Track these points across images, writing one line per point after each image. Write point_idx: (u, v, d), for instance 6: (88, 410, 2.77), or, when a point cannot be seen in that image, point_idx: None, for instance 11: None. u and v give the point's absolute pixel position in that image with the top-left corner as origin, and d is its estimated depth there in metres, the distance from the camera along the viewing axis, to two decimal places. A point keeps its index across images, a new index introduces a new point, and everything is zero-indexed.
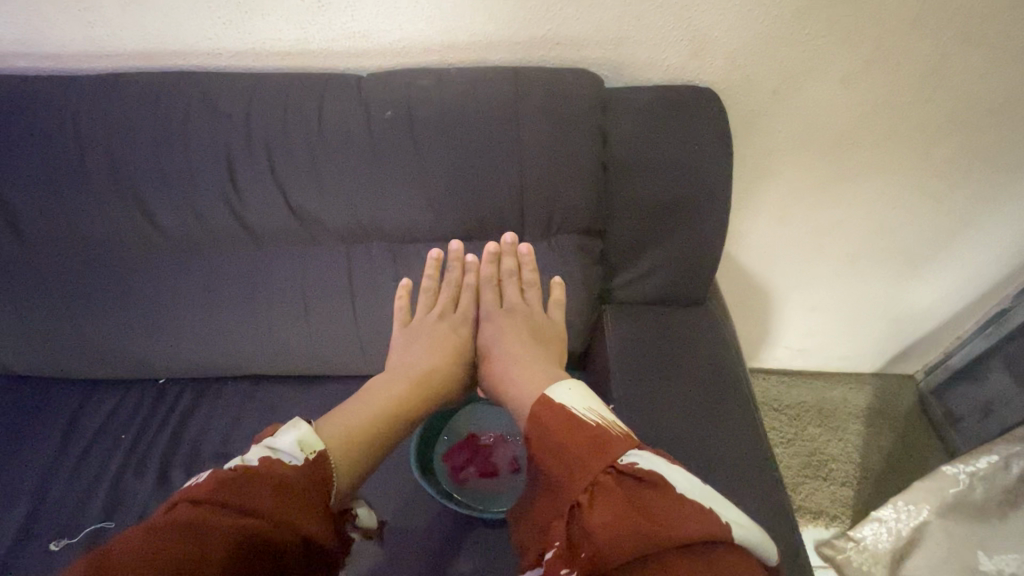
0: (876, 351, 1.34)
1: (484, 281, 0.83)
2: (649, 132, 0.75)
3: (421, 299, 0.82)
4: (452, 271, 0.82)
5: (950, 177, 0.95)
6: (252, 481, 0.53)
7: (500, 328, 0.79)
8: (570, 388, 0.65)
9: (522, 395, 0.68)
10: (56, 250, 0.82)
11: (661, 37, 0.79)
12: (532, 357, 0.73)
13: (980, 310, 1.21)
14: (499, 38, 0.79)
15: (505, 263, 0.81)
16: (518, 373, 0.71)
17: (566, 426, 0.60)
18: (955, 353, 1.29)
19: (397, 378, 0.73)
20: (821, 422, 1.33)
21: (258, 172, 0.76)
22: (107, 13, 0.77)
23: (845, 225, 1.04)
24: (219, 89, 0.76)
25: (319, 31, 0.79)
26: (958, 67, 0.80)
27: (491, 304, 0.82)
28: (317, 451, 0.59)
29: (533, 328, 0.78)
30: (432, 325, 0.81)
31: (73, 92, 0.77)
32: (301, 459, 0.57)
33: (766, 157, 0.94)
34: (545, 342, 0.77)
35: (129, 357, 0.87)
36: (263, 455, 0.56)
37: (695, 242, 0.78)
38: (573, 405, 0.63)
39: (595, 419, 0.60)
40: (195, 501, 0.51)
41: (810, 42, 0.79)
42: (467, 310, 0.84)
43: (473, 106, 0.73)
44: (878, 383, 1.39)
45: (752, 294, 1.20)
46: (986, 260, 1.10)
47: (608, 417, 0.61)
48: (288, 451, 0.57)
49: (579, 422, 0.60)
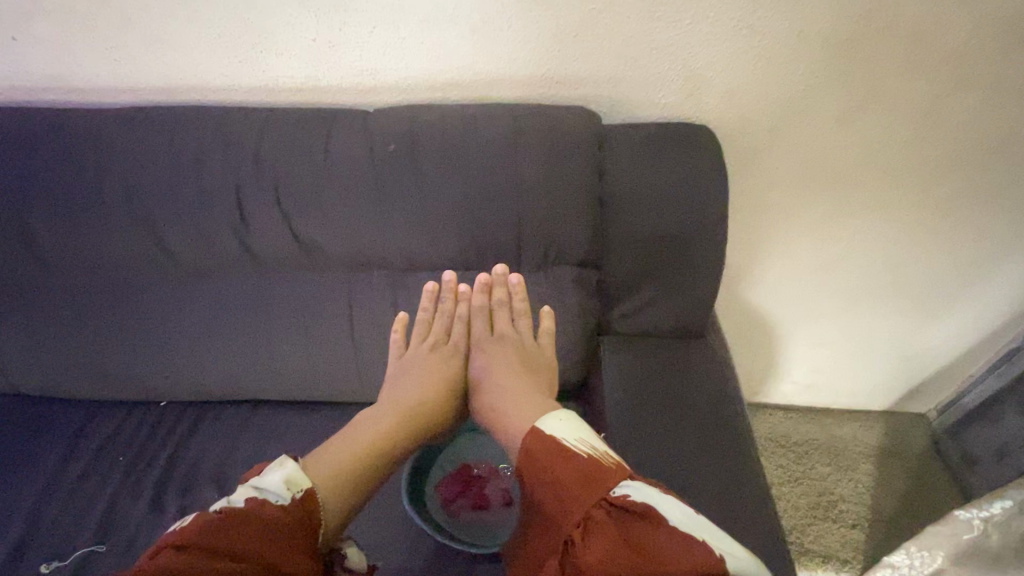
0: (886, 389, 1.31)
1: (476, 311, 0.83)
2: (645, 168, 0.77)
3: (412, 329, 0.82)
4: (446, 303, 0.83)
5: (952, 214, 0.95)
6: (239, 524, 0.53)
7: (490, 359, 0.79)
8: (561, 419, 0.65)
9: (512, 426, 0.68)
10: (69, 274, 0.84)
11: (658, 77, 0.81)
12: (522, 387, 0.72)
13: (992, 349, 1.19)
14: (501, 77, 0.82)
15: (495, 294, 0.82)
16: (509, 405, 0.71)
17: (557, 458, 0.60)
18: (968, 393, 1.25)
19: (387, 412, 0.73)
20: (830, 461, 1.30)
21: (265, 202, 0.78)
22: (132, 52, 0.82)
23: (847, 261, 1.03)
24: (232, 122, 0.80)
25: (330, 70, 0.82)
26: (953, 108, 0.82)
27: (481, 334, 0.82)
28: (305, 490, 0.59)
29: (522, 357, 0.78)
30: (424, 356, 0.80)
31: (95, 124, 0.81)
32: (287, 499, 0.57)
33: (765, 193, 0.95)
34: (535, 371, 0.76)
35: (133, 379, 0.89)
36: (249, 496, 0.56)
37: (691, 276, 0.78)
38: (564, 436, 0.62)
39: (585, 450, 0.60)
40: (180, 547, 0.50)
41: (804, 85, 0.81)
42: (459, 341, 0.83)
43: (473, 141, 0.76)
44: (890, 422, 1.35)
45: (755, 328, 1.19)
46: (996, 298, 1.08)
47: (600, 448, 0.60)
48: (274, 490, 0.57)
49: (571, 454, 0.60)
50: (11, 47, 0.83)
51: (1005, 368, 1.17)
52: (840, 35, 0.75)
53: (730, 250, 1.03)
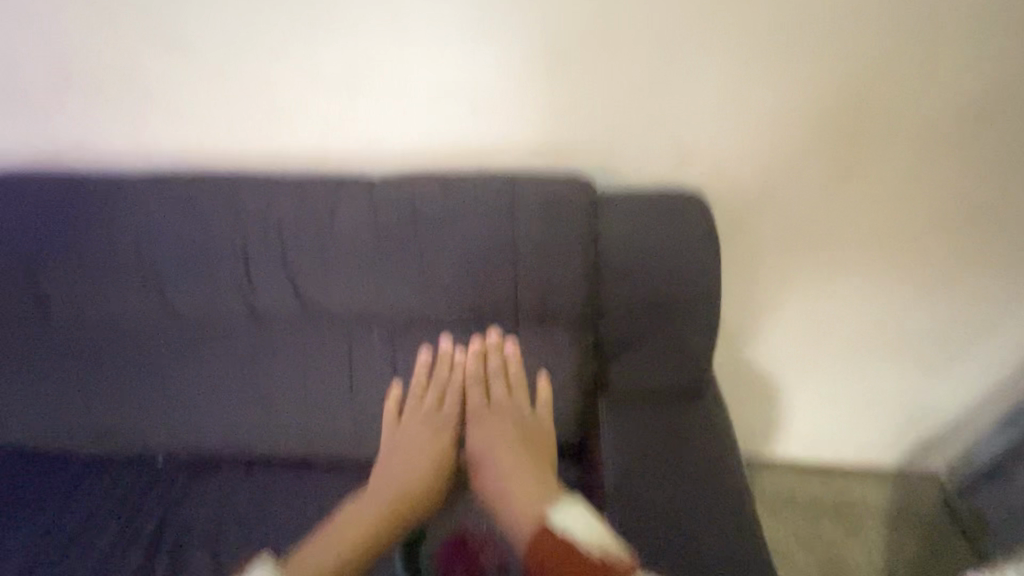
0: (896, 448, 1.28)
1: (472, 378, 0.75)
2: (638, 231, 0.79)
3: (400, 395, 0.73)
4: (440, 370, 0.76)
5: (942, 273, 0.97)
6: None
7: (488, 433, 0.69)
8: (571, 511, 0.57)
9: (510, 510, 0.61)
10: (77, 329, 0.86)
11: (649, 146, 0.86)
12: (525, 471, 0.63)
13: (995, 406, 1.18)
14: (500, 146, 0.87)
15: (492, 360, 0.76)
16: (511, 492, 0.61)
17: (565, 562, 0.51)
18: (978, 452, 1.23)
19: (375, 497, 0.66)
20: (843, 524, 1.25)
21: (271, 262, 0.81)
22: (154, 122, 0.88)
23: (843, 318, 1.04)
24: (244, 186, 0.84)
25: (339, 139, 0.87)
26: (930, 172, 0.87)
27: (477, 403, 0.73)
28: None
29: (522, 431, 0.69)
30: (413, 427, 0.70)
31: (112, 186, 0.85)
32: None
33: (760, 253, 0.97)
34: (539, 449, 0.68)
35: (133, 435, 0.89)
36: None
37: (686, 336, 0.80)
38: (568, 526, 0.55)
39: (596, 553, 0.52)
40: None
41: (787, 153, 0.86)
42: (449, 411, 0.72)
43: (472, 205, 0.79)
44: (901, 482, 1.32)
45: (755, 385, 1.18)
46: (999, 357, 1.08)
47: (610, 547, 0.53)
48: None
49: (578, 554, 0.52)
50: (44, 119, 0.89)
51: (1013, 427, 1.15)
52: (817, 107, 0.82)
53: (729, 308, 1.04)
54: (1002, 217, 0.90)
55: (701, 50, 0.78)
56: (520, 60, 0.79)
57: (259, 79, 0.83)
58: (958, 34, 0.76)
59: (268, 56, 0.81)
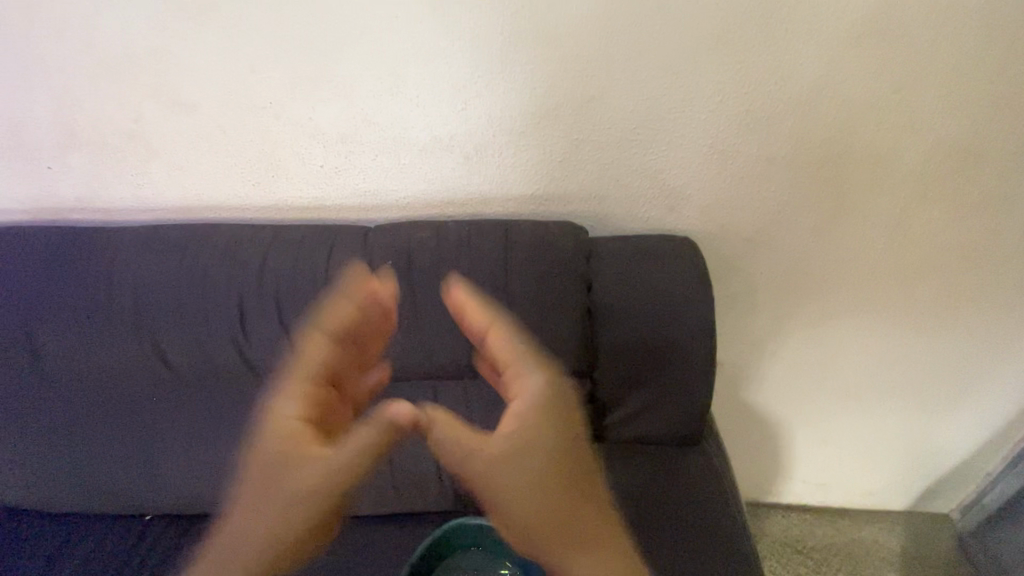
0: (903, 488, 1.25)
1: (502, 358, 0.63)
2: (632, 279, 0.80)
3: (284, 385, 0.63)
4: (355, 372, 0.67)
5: (939, 313, 0.96)
6: None
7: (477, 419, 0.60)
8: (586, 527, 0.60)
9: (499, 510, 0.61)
10: (69, 384, 0.86)
11: (640, 193, 0.87)
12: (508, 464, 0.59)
13: (1005, 446, 1.15)
14: (495, 195, 0.88)
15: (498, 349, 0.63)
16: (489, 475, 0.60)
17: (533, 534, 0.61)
18: (990, 493, 1.19)
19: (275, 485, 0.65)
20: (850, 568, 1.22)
21: (266, 314, 0.81)
22: (156, 176, 0.90)
23: (841, 358, 1.04)
24: (241, 238, 0.85)
25: (336, 189, 0.89)
26: (924, 218, 0.86)
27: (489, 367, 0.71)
28: None
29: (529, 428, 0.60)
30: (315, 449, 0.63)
31: (110, 240, 0.86)
32: None
33: (753, 295, 0.97)
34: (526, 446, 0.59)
35: (125, 491, 0.87)
36: None
37: (683, 384, 0.79)
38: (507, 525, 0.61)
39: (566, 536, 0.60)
40: None
41: (777, 200, 0.86)
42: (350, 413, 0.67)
43: (466, 255, 0.80)
44: (912, 525, 1.28)
45: (758, 426, 1.16)
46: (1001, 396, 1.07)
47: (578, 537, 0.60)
48: None
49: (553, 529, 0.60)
50: (47, 175, 0.91)
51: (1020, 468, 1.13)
52: (807, 155, 0.82)
53: (724, 350, 1.04)
54: (1000, 259, 0.89)
55: (688, 103, 0.78)
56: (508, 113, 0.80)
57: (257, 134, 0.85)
58: (944, 90, 0.75)
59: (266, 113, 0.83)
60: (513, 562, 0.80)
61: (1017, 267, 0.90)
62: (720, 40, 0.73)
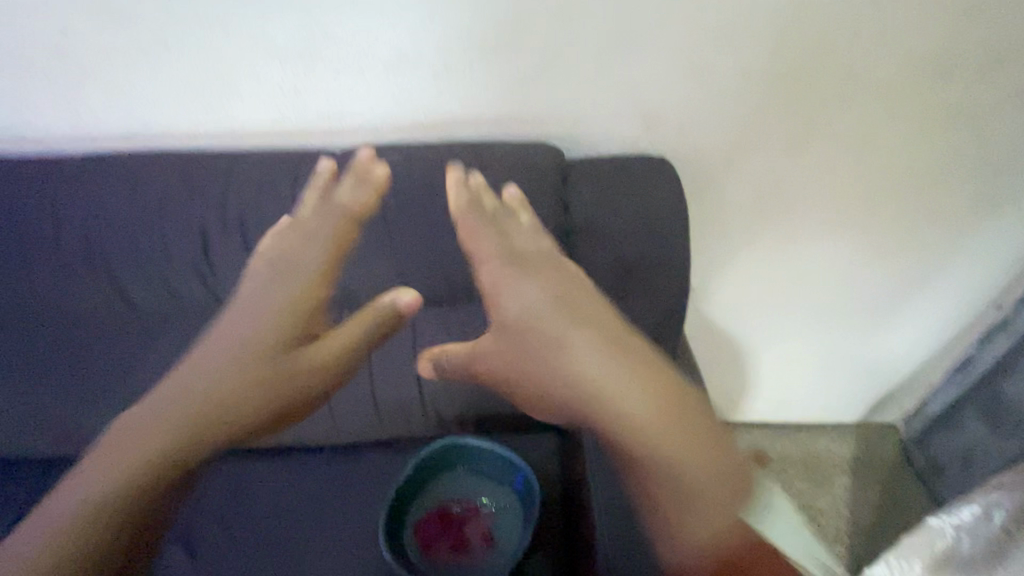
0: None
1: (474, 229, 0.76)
2: (608, 203, 0.82)
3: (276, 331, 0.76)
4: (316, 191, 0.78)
5: (897, 204, 0.96)
6: None
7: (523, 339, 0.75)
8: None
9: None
10: (27, 331, 0.82)
11: (615, 111, 0.86)
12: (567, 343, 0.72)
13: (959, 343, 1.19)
14: (470, 118, 0.87)
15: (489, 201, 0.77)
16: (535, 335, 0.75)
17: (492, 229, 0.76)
18: (971, 366, 1.17)
19: (168, 414, 0.71)
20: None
21: (232, 240, 0.80)
22: (89, 100, 0.85)
23: (804, 254, 1.04)
24: (195, 168, 0.82)
25: (296, 114, 0.86)
26: (886, 135, 0.88)
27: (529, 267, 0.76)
28: None
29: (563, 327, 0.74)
30: (262, 272, 0.76)
31: (55, 170, 0.82)
32: None
33: (722, 222, 1.00)
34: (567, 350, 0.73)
35: (69, 430, 0.83)
36: None
37: (658, 304, 0.83)
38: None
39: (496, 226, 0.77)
40: None
41: (750, 122, 0.87)
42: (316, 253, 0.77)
43: (437, 180, 0.80)
44: (855, 475, 1.31)
45: (724, 347, 1.22)
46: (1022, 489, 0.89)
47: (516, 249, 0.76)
48: None
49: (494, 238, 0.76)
50: None
51: (978, 401, 1.16)
52: (810, 28, 0.76)
53: (695, 258, 1.05)
54: (989, 112, 0.84)
55: (712, 120, 0.86)
56: (549, 135, 0.89)
57: (307, 135, 0.89)
58: (939, 120, 0.86)
59: (327, 117, 0.87)
60: (497, 490, 0.83)
61: (1010, 124, 0.86)
62: (790, 71, 0.81)
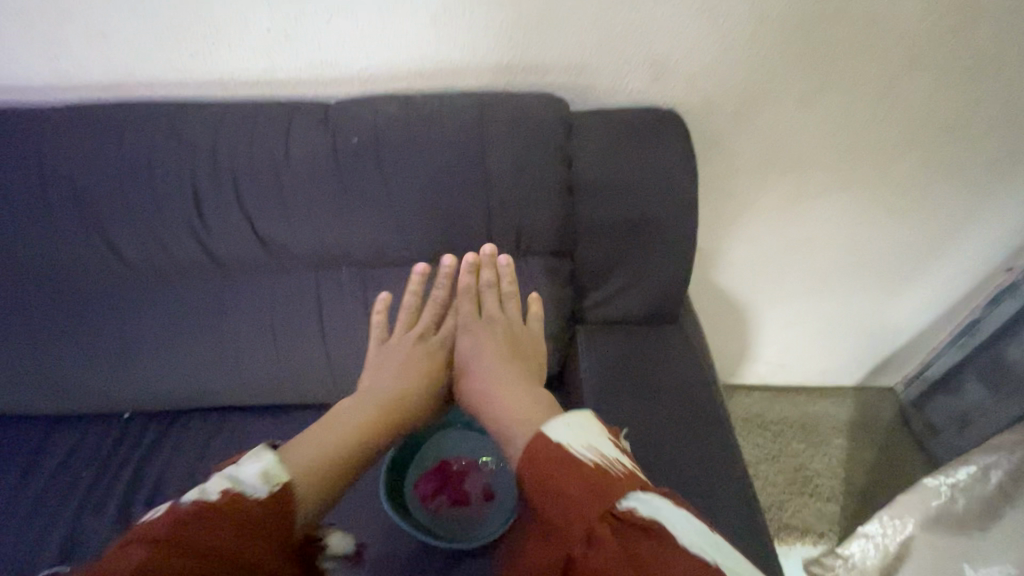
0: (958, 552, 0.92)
1: (461, 292, 0.78)
2: (614, 156, 0.78)
3: (499, 351, 0.71)
4: (439, 289, 0.79)
5: (914, 161, 0.93)
6: (207, 521, 0.46)
7: (477, 340, 0.73)
8: (569, 422, 0.57)
9: (221, 490, 0.49)
10: (21, 287, 0.80)
11: (623, 61, 0.82)
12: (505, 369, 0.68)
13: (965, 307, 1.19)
14: (470, 66, 0.83)
15: (483, 275, 0.77)
16: (484, 353, 0.71)
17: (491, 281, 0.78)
18: (978, 330, 1.16)
19: (369, 403, 0.68)
20: (845, 549, 1.06)
21: (223, 197, 0.77)
22: (71, 46, 0.81)
23: (814, 213, 1.01)
24: (185, 119, 0.79)
25: (288, 61, 0.82)
26: (907, 88, 0.84)
27: (503, 304, 0.77)
28: (283, 485, 0.52)
29: (510, 349, 0.72)
30: (405, 345, 0.76)
31: (40, 122, 0.79)
32: (265, 492, 0.51)
33: (730, 180, 0.97)
34: (518, 354, 0.72)
35: (74, 385, 0.84)
36: (224, 487, 0.49)
37: (664, 263, 0.81)
38: (241, 475, 0.51)
39: (478, 268, 0.78)
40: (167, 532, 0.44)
41: (764, 73, 0.83)
42: (448, 331, 0.78)
43: (437, 132, 0.77)
44: (851, 436, 1.32)
45: (727, 309, 1.21)
46: (1021, 448, 0.90)
47: (484, 278, 0.77)
48: (252, 483, 0.51)
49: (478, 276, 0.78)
50: None
51: (979, 364, 1.17)
52: None
53: (700, 216, 1.03)
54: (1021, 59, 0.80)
55: (726, 69, 0.82)
56: (554, 86, 0.85)
57: (301, 84, 0.85)
58: (964, 73, 0.82)
59: (321, 64, 0.83)
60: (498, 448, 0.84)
61: None
62: (811, 15, 0.76)
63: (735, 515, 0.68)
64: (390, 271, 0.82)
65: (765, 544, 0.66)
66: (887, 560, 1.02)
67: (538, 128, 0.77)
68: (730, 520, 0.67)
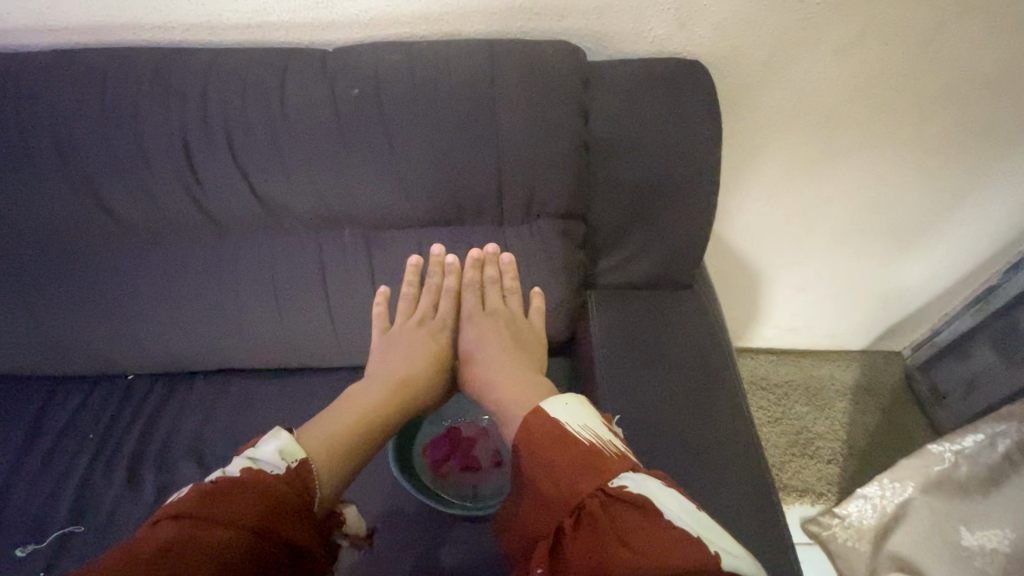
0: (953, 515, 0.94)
1: (466, 286, 0.81)
2: (634, 112, 0.74)
3: (503, 342, 0.75)
4: (433, 276, 0.81)
5: (950, 117, 0.88)
6: (224, 494, 0.51)
7: (482, 332, 0.78)
8: (567, 402, 0.59)
9: (240, 468, 0.54)
10: (14, 247, 0.78)
11: (646, 5, 0.75)
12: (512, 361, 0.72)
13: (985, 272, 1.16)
14: (478, 9, 0.76)
15: (487, 271, 0.80)
16: (489, 343, 0.76)
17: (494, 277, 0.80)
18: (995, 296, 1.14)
19: (377, 383, 0.72)
20: (842, 509, 1.08)
21: (217, 153, 0.73)
22: None
23: (837, 173, 0.97)
24: (172, 66, 0.73)
25: (280, 2, 0.75)
26: (952, 38, 0.77)
27: (507, 298, 0.80)
28: (300, 460, 0.57)
29: (514, 341, 0.76)
30: (408, 330, 0.79)
31: (16, 70, 0.73)
32: (283, 469, 0.55)
33: (753, 137, 0.92)
34: (522, 346, 0.75)
35: (75, 347, 0.83)
36: (243, 466, 0.54)
37: (682, 225, 0.77)
38: (259, 455, 0.56)
39: (483, 265, 0.80)
40: (182, 510, 0.49)
41: (798, 19, 0.76)
42: (449, 317, 0.82)
43: (443, 83, 0.71)
44: (855, 399, 1.33)
45: (739, 272, 1.19)
46: None
47: (489, 274, 0.80)
48: (270, 461, 0.55)
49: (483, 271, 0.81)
50: None
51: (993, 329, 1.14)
52: None
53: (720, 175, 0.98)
54: None
55: (757, 14, 0.76)
56: (569, 32, 0.79)
57: (296, 27, 0.79)
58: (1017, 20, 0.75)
59: (316, 6, 0.76)
60: None
61: None
62: None
63: (745, 483, 0.67)
64: (395, 233, 0.79)
65: (775, 512, 0.66)
66: (883, 523, 1.03)
67: (553, 80, 0.72)
68: (741, 490, 0.67)
